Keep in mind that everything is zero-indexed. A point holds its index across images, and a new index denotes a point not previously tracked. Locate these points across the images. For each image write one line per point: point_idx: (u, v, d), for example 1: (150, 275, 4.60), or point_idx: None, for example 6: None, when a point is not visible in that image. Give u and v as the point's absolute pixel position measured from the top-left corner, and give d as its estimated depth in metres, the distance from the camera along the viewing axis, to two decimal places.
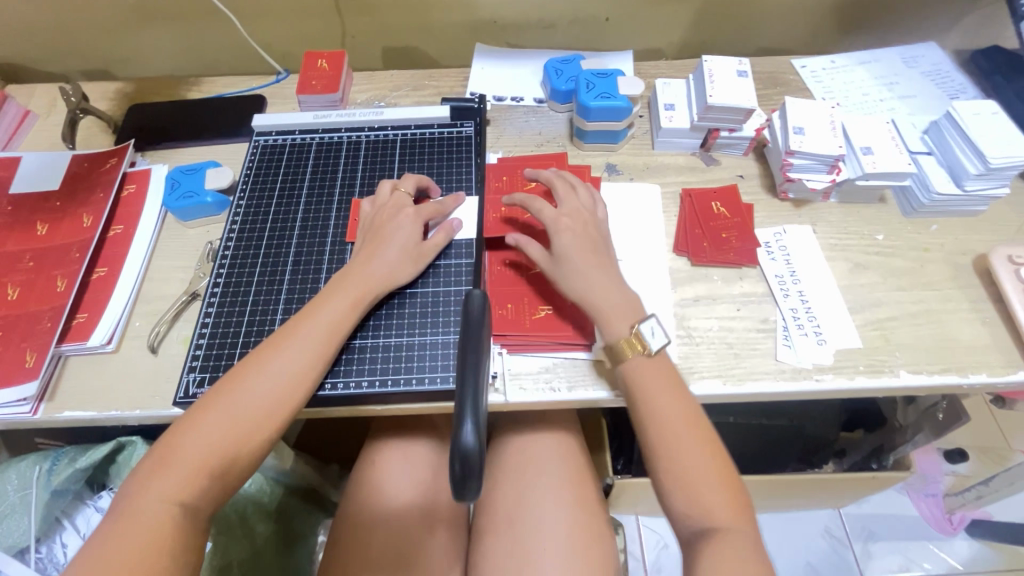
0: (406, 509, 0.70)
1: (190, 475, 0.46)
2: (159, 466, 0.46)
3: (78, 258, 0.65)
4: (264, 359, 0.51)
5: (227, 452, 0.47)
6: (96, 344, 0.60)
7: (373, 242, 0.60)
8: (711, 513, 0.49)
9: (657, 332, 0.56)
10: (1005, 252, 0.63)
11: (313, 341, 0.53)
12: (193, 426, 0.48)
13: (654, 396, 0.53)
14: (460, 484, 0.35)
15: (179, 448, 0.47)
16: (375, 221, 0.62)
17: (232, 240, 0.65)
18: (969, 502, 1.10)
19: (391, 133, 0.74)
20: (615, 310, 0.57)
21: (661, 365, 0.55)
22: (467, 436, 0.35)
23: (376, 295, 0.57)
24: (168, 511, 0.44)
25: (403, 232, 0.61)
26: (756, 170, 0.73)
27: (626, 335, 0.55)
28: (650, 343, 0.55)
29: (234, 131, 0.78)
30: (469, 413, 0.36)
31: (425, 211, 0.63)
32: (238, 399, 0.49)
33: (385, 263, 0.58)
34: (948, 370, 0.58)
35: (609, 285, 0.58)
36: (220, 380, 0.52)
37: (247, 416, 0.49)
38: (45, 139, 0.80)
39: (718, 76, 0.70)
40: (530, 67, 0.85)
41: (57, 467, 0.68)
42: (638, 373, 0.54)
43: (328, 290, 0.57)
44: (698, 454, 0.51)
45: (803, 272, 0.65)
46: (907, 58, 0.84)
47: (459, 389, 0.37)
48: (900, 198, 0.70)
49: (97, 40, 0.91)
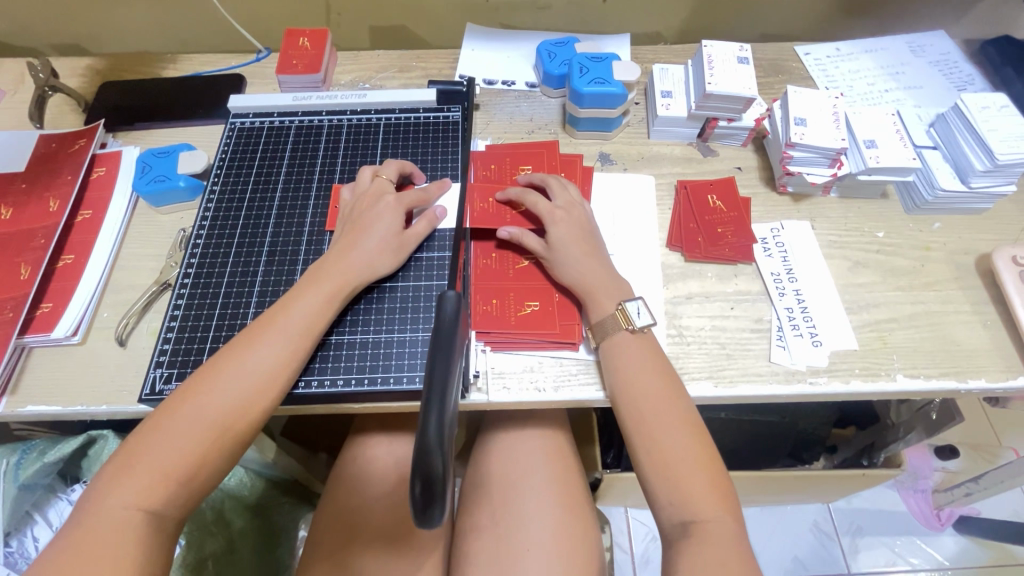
0: (387, 506, 0.68)
1: (155, 481, 0.43)
2: (121, 472, 0.43)
3: (43, 244, 0.62)
4: (235, 357, 0.49)
5: (194, 458, 0.45)
6: (61, 335, 0.57)
7: (352, 232, 0.57)
8: (693, 503, 0.47)
9: (643, 312, 0.55)
10: (1010, 253, 0.60)
11: (285, 337, 0.50)
12: (156, 428, 0.45)
13: (636, 378, 0.52)
14: (426, 506, 0.33)
15: (141, 452, 0.44)
16: (354, 210, 0.59)
17: (205, 227, 0.63)
18: (959, 498, 1.08)
19: (374, 117, 0.71)
20: (606, 291, 0.56)
21: (649, 344, 0.54)
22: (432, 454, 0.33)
23: (353, 288, 0.54)
24: (133, 518, 0.42)
25: (384, 222, 0.58)
26: (754, 162, 0.71)
27: (612, 312, 0.55)
28: (635, 320, 0.54)
29: (211, 112, 0.75)
30: (432, 431, 0.33)
31: (409, 200, 0.60)
32: (204, 398, 0.46)
33: (363, 254, 0.56)
34: (946, 375, 0.56)
35: (602, 271, 0.57)
36: (188, 378, 0.49)
37: (214, 417, 0.46)
38: (12, 117, 0.76)
39: (718, 63, 0.67)
40: (523, 49, 0.82)
41: (26, 460, 0.66)
42: (621, 348, 0.54)
43: (303, 283, 0.54)
44: (680, 440, 0.50)
45: (800, 270, 0.62)
46: (914, 47, 0.81)
47: (425, 401, 0.35)
48: (903, 194, 0.68)
49: (68, 13, 0.87)
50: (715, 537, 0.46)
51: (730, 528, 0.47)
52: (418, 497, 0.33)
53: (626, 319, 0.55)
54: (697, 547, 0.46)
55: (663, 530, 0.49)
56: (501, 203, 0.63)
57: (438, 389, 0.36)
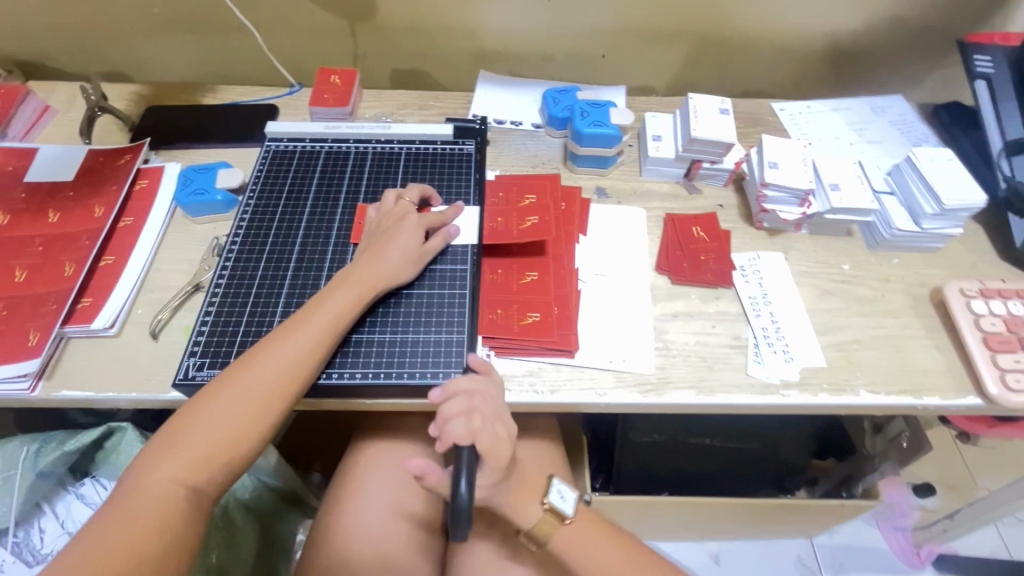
0: (390, 512, 0.71)
1: (195, 458, 0.48)
2: (167, 446, 0.48)
3: (87, 245, 0.68)
4: (270, 348, 0.54)
5: (231, 437, 0.50)
6: (99, 327, 0.62)
7: (378, 243, 0.64)
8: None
9: (565, 495, 0.64)
10: (958, 286, 0.68)
11: (315, 332, 0.56)
12: (198, 410, 0.50)
13: (584, 551, 0.62)
14: (454, 520, 0.49)
15: (185, 429, 0.49)
16: (380, 225, 0.66)
17: (239, 236, 0.69)
18: (936, 536, 1.13)
19: (397, 146, 0.79)
20: (527, 496, 0.63)
21: (580, 526, 0.63)
22: (461, 490, 0.49)
23: (377, 292, 0.61)
24: (175, 487, 0.47)
25: (406, 236, 0.64)
26: (734, 201, 0.79)
27: (541, 513, 0.62)
28: (563, 508, 0.63)
29: (246, 136, 0.83)
30: (464, 471, 0.51)
31: (428, 219, 0.66)
32: (241, 385, 0.52)
33: (387, 262, 0.62)
34: (904, 392, 0.62)
35: (532, 481, 0.64)
36: (227, 367, 0.54)
37: (250, 398, 0.51)
38: (62, 133, 0.83)
39: (703, 112, 0.76)
40: (530, 94, 0.91)
41: (45, 449, 0.69)
42: (563, 541, 0.62)
43: (332, 285, 0.60)
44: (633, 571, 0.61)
45: (774, 295, 0.69)
46: (875, 108, 0.92)
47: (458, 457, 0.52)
48: (865, 232, 0.76)
49: (120, 44, 0.96)
50: None
51: None
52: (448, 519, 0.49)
53: (556, 513, 0.62)
54: None
55: None
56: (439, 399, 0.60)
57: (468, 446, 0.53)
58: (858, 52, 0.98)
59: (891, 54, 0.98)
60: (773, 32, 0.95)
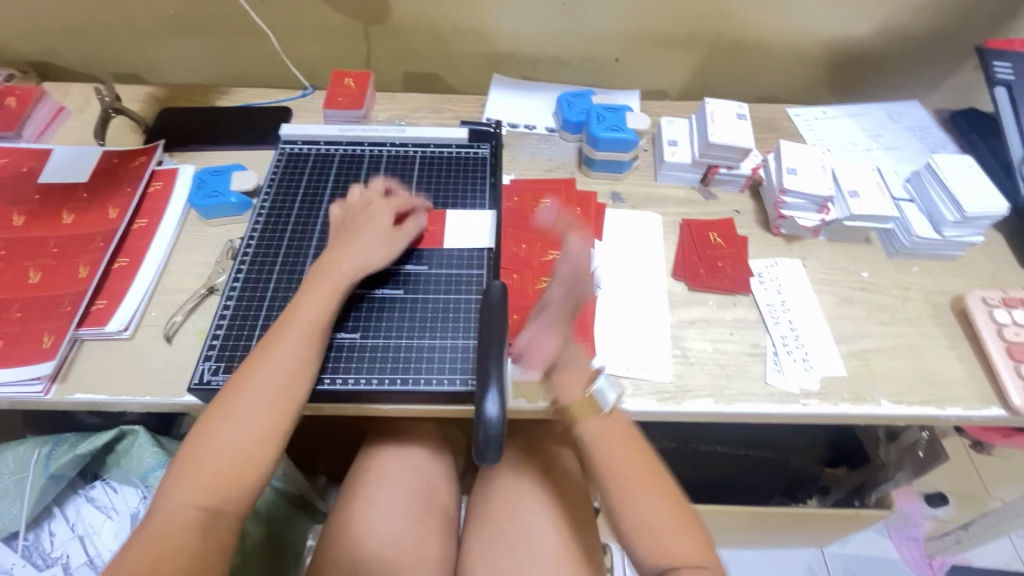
0: (403, 522, 0.70)
1: (208, 478, 0.48)
2: (182, 467, 0.49)
3: (102, 247, 0.67)
4: (260, 359, 0.53)
5: (243, 455, 0.49)
6: (113, 329, 0.62)
7: (347, 236, 0.62)
8: (670, 553, 0.51)
9: (612, 387, 0.58)
10: (980, 294, 0.67)
11: (303, 334, 0.55)
12: (206, 434, 0.50)
13: (613, 450, 0.55)
14: (483, 447, 0.46)
15: (196, 455, 0.49)
16: (348, 218, 0.65)
17: (254, 238, 0.68)
18: (949, 546, 1.12)
19: (412, 149, 0.79)
20: (573, 371, 0.58)
21: (615, 423, 0.57)
22: (489, 410, 0.46)
23: (350, 285, 0.59)
24: (193, 508, 0.47)
25: (375, 226, 0.63)
26: (751, 207, 0.78)
27: (582, 396, 0.56)
28: (606, 399, 0.57)
29: (260, 138, 0.83)
30: (490, 393, 0.47)
31: (397, 207, 0.66)
32: (244, 399, 0.51)
33: (360, 255, 0.61)
34: (926, 403, 0.61)
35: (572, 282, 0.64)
36: (231, 378, 0.54)
37: (258, 418, 0.51)
38: (77, 134, 0.83)
39: (720, 117, 0.75)
40: (544, 98, 0.91)
41: (57, 452, 0.69)
42: (599, 427, 0.56)
43: (307, 284, 0.59)
44: (652, 496, 0.53)
45: (792, 302, 0.69)
46: (892, 113, 0.91)
47: (481, 380, 0.49)
48: (884, 239, 0.75)
49: (134, 46, 0.96)
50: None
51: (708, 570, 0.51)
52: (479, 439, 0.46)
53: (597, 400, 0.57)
54: None
55: None
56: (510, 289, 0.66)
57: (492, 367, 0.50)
58: (875, 58, 0.97)
59: (908, 60, 0.97)
60: (790, 37, 0.94)
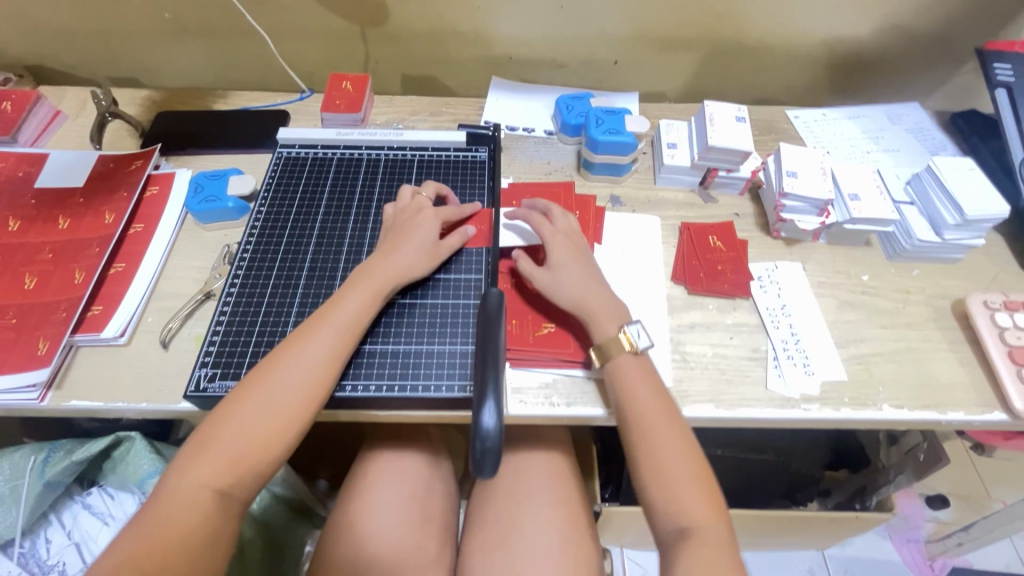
0: (402, 526, 0.70)
1: (222, 463, 0.47)
2: (197, 450, 0.48)
3: (98, 253, 0.67)
4: (292, 350, 0.53)
5: (262, 442, 0.48)
6: (109, 336, 0.61)
7: (395, 237, 0.63)
8: (687, 512, 0.50)
9: (642, 334, 0.59)
10: (981, 297, 0.67)
11: (338, 332, 0.55)
12: (226, 419, 0.49)
13: (639, 393, 0.56)
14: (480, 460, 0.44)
15: (212, 440, 0.48)
16: (396, 221, 0.66)
17: (251, 243, 0.68)
18: (950, 549, 1.12)
19: (410, 153, 0.78)
20: (603, 310, 0.60)
21: (646, 366, 0.58)
22: (488, 422, 0.45)
23: (393, 287, 0.60)
24: (200, 493, 0.46)
25: (424, 230, 0.64)
26: (750, 210, 0.78)
27: (615, 335, 0.58)
28: (637, 343, 0.58)
29: (256, 142, 0.82)
30: (490, 404, 0.45)
31: (444, 214, 0.67)
32: (264, 390, 0.50)
33: (404, 258, 0.61)
34: (928, 407, 0.61)
35: (574, 245, 0.65)
36: (252, 371, 0.53)
37: (279, 408, 0.50)
38: (73, 139, 0.83)
39: (720, 120, 0.75)
40: (542, 101, 0.91)
41: (53, 459, 0.68)
42: (626, 369, 0.57)
43: (350, 282, 0.59)
44: (675, 450, 0.53)
45: (793, 306, 0.68)
46: (892, 115, 0.91)
47: (479, 389, 0.47)
48: (885, 242, 0.75)
49: (131, 50, 0.96)
50: (710, 540, 0.49)
51: (722, 536, 0.50)
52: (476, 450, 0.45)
53: (628, 342, 0.58)
54: (690, 550, 0.49)
55: (659, 539, 0.52)
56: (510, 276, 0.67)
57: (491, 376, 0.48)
58: (875, 60, 0.97)
59: (907, 61, 0.97)
60: (790, 39, 0.94)
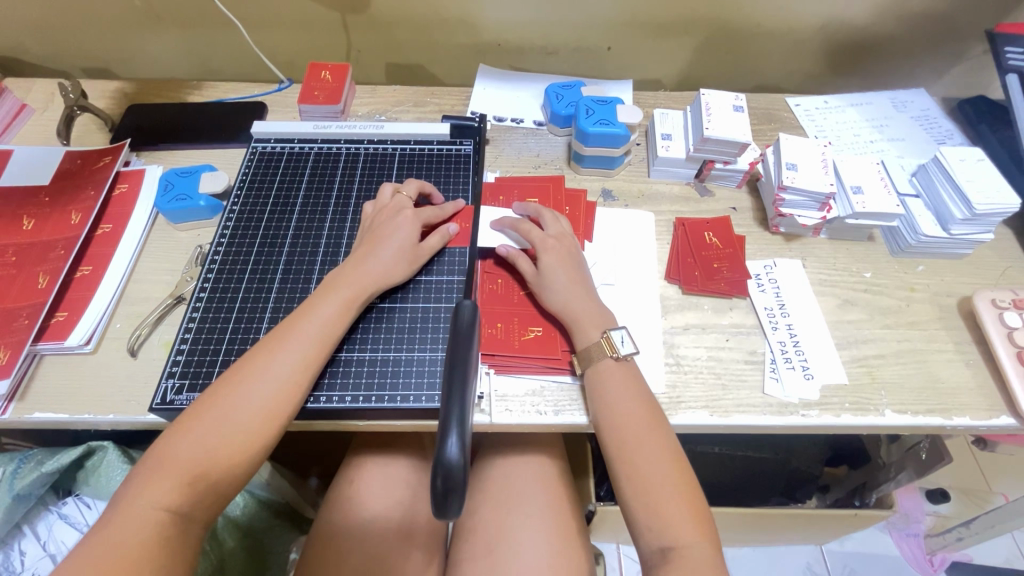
0: (389, 531, 0.67)
1: (178, 479, 0.44)
2: (154, 465, 0.45)
3: (63, 255, 0.64)
4: (259, 361, 0.50)
5: (221, 458, 0.46)
6: (74, 344, 0.58)
7: (372, 240, 0.60)
8: (670, 529, 0.47)
9: (627, 340, 0.56)
10: (989, 295, 0.64)
11: (308, 343, 0.52)
12: (183, 432, 0.46)
13: (619, 400, 0.53)
14: (442, 500, 0.34)
15: (170, 455, 0.45)
16: (375, 221, 0.63)
17: (223, 243, 0.65)
18: (950, 544, 1.10)
19: (390, 147, 0.75)
20: (589, 316, 0.58)
21: (629, 369, 0.55)
22: (452, 450, 0.35)
23: (370, 294, 0.57)
24: (165, 510, 0.43)
25: (402, 233, 0.61)
26: (748, 203, 0.75)
27: (597, 340, 0.56)
28: (619, 348, 0.55)
29: (232, 136, 0.78)
30: (455, 426, 0.35)
31: (425, 215, 0.64)
32: (231, 402, 0.48)
33: (380, 262, 0.58)
34: (932, 412, 0.58)
35: (566, 250, 0.62)
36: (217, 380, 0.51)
37: (240, 424, 0.47)
38: (40, 134, 0.80)
39: (716, 109, 0.71)
40: (531, 90, 0.87)
41: (23, 469, 0.66)
42: (606, 375, 0.55)
43: (323, 289, 0.56)
44: (655, 460, 0.50)
45: (792, 306, 0.65)
46: (897, 102, 0.87)
47: (444, 408, 0.37)
48: (889, 237, 0.71)
49: (101, 39, 0.92)
50: (694, 561, 0.46)
51: (708, 555, 0.47)
52: (437, 490, 0.34)
53: (611, 347, 0.56)
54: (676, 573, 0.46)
55: (643, 557, 0.49)
56: (497, 277, 0.64)
57: (457, 393, 0.38)
58: (879, 44, 0.93)
59: (912, 45, 0.93)
60: (791, 23, 0.89)
